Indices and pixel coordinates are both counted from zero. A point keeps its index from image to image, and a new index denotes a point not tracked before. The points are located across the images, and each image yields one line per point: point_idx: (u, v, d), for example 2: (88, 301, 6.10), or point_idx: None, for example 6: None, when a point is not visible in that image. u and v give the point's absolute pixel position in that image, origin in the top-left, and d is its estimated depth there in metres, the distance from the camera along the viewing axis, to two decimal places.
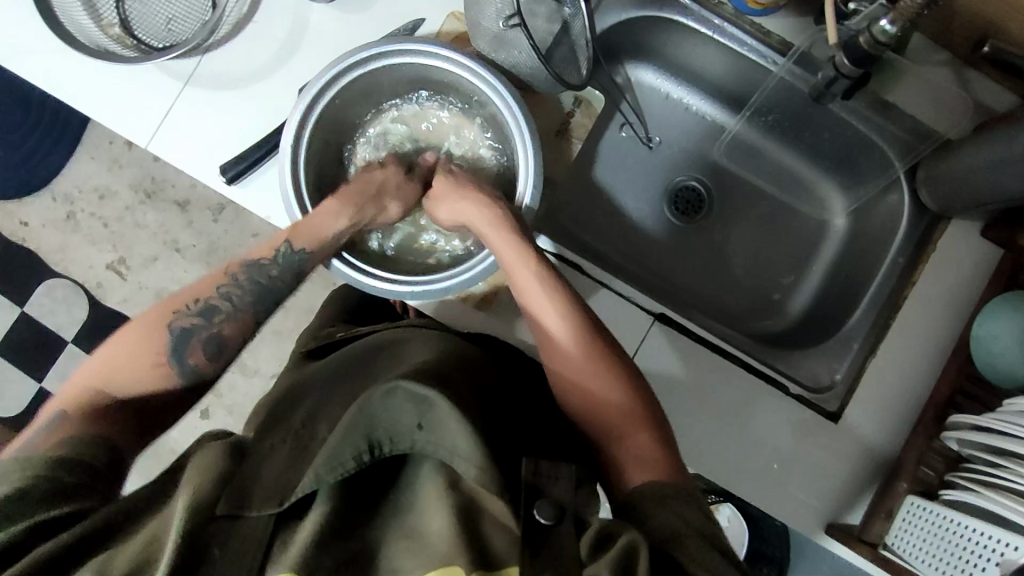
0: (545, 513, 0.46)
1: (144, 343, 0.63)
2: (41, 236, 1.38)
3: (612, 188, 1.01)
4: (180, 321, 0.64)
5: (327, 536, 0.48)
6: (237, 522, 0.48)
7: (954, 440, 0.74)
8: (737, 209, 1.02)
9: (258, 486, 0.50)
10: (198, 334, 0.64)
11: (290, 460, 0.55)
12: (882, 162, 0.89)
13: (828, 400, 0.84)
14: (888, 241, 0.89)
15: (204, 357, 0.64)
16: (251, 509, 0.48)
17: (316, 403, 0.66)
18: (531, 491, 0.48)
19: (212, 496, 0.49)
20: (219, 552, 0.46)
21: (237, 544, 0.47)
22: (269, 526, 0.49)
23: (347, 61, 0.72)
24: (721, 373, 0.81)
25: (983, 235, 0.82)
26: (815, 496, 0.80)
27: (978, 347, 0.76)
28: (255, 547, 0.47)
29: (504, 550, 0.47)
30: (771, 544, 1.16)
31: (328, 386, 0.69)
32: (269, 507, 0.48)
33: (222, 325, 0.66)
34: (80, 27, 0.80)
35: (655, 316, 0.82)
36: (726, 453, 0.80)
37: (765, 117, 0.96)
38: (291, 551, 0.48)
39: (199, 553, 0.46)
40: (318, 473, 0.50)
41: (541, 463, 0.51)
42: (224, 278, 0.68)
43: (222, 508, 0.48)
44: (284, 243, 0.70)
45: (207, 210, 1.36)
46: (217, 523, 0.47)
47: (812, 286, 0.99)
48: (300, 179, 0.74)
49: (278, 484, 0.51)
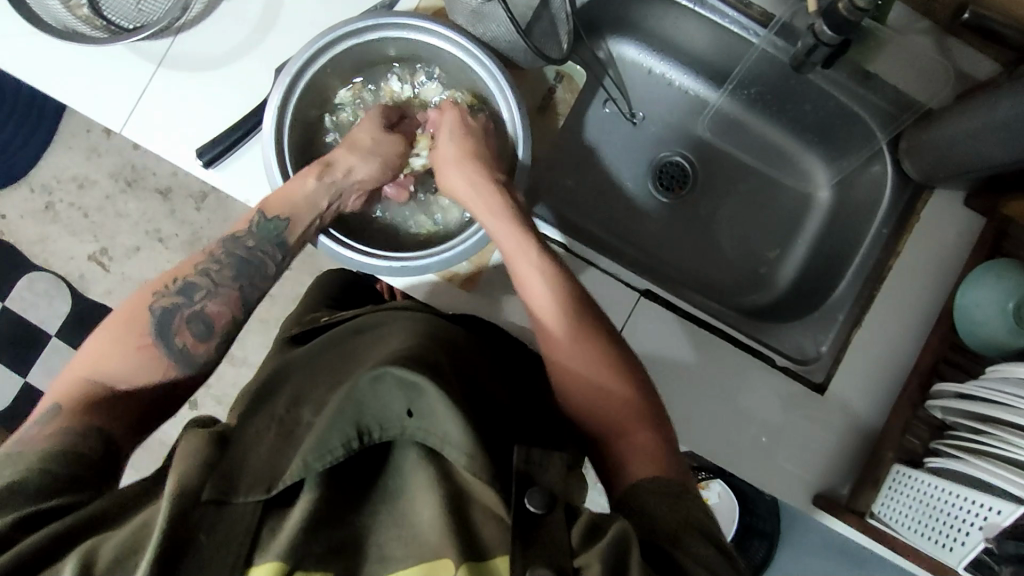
0: (535, 501, 0.46)
1: (129, 330, 0.62)
2: (19, 228, 1.35)
3: (599, 165, 1.00)
4: (160, 301, 0.64)
5: (315, 524, 0.48)
6: (224, 508, 0.48)
7: (938, 408, 0.75)
8: (721, 185, 1.02)
9: (243, 474, 0.50)
10: (182, 312, 0.64)
11: (275, 448, 0.55)
12: (865, 134, 0.89)
13: (814, 370, 0.84)
14: (872, 211, 0.89)
15: (193, 337, 0.64)
16: (238, 495, 0.49)
17: (301, 389, 0.66)
18: (522, 480, 0.48)
19: (198, 481, 0.48)
20: (205, 538, 0.45)
21: (226, 528, 0.47)
22: (257, 511, 0.48)
23: (339, 32, 0.71)
24: (706, 348, 0.82)
25: (967, 204, 0.83)
26: (802, 468, 0.81)
27: (960, 316, 0.77)
28: (241, 533, 0.47)
29: (495, 538, 0.47)
30: (760, 516, 1.18)
31: (312, 370, 0.69)
32: (256, 493, 0.49)
33: (206, 303, 0.65)
34: (47, 8, 0.78)
35: (642, 292, 0.82)
36: (713, 427, 0.81)
37: (749, 89, 0.96)
38: (278, 537, 0.47)
39: (183, 539, 0.45)
40: (307, 460, 0.50)
41: (533, 450, 0.50)
42: (206, 257, 0.68)
43: (208, 493, 0.48)
44: (257, 215, 0.70)
45: (189, 198, 1.34)
46: (203, 507, 0.47)
47: (798, 259, 0.99)
48: (282, 150, 0.73)
49: (265, 471, 0.51)
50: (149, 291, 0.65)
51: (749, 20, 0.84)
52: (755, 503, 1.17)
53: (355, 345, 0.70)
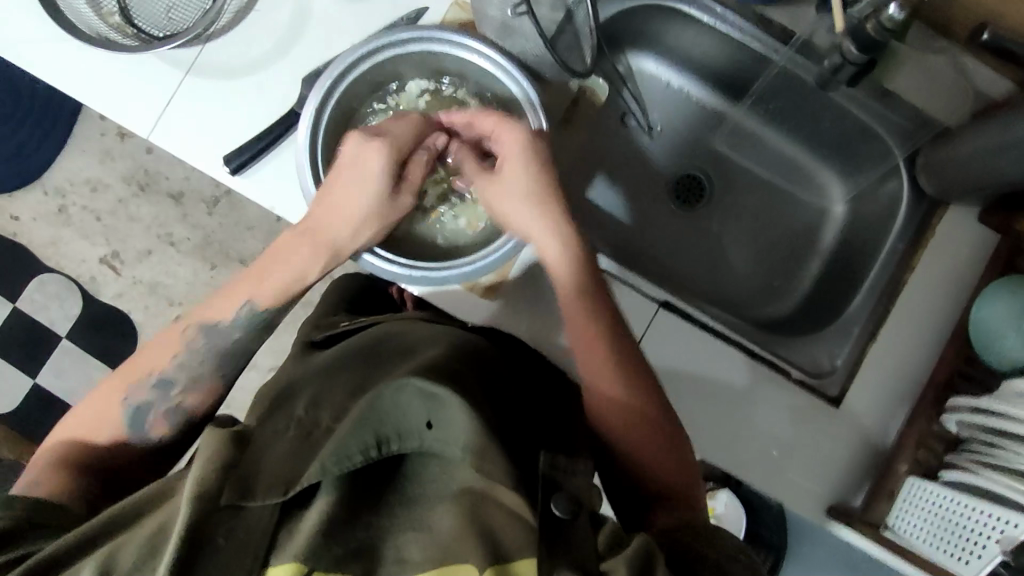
0: (561, 506, 0.47)
1: (109, 409, 0.64)
2: (31, 231, 1.36)
3: (616, 178, 1.01)
4: (136, 398, 0.65)
5: (332, 525, 0.47)
6: (241, 511, 0.47)
7: (954, 423, 0.77)
8: (736, 198, 1.03)
9: (260, 474, 0.50)
10: (158, 407, 0.65)
11: (293, 450, 0.55)
12: (882, 150, 0.90)
13: (829, 383, 0.85)
14: (887, 226, 0.90)
15: (168, 427, 0.65)
16: (255, 498, 0.48)
17: (319, 392, 0.66)
18: (550, 486, 0.49)
19: (216, 485, 0.48)
20: (223, 541, 0.45)
21: (243, 534, 0.46)
22: (274, 513, 0.48)
23: (376, 43, 0.71)
24: (723, 360, 0.83)
25: (982, 220, 0.84)
26: (816, 480, 0.81)
27: (976, 331, 0.78)
28: (260, 535, 0.46)
29: (519, 540, 0.44)
30: (769, 528, 1.19)
31: (327, 375, 0.70)
32: (273, 496, 0.48)
33: (186, 396, 0.66)
34: (79, 14, 0.79)
35: (660, 304, 0.83)
36: (730, 440, 0.81)
37: (766, 105, 0.96)
38: (297, 538, 0.46)
39: (200, 543, 0.45)
40: (324, 463, 0.50)
41: (559, 460, 0.52)
42: (180, 343, 0.67)
43: (226, 498, 0.48)
44: (246, 304, 0.68)
45: (202, 203, 1.35)
46: (221, 512, 0.47)
47: (811, 273, 1.00)
48: (317, 151, 0.71)
49: (282, 473, 0.50)
50: (126, 382, 0.65)
51: (769, 37, 0.86)
52: (763, 514, 1.19)
53: (377, 353, 0.70)
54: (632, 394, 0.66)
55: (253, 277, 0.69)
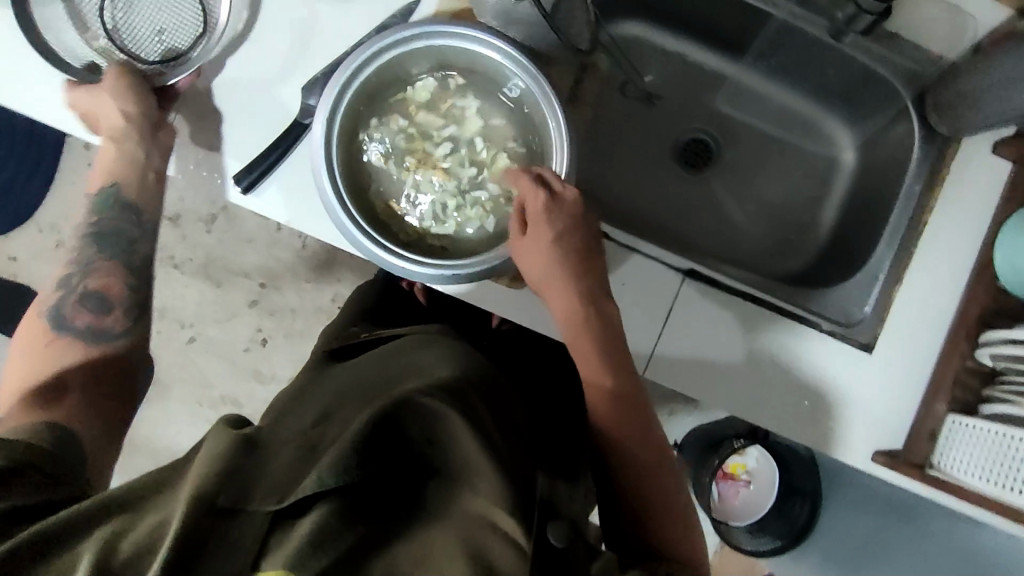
0: (558, 535, 0.48)
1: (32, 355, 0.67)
2: (32, 269, 1.34)
3: (621, 151, 1.00)
4: (58, 303, 0.69)
5: (326, 536, 0.45)
6: (237, 517, 0.44)
7: (988, 357, 0.79)
8: (743, 157, 1.03)
9: (261, 479, 0.47)
10: (68, 301, 0.69)
11: (296, 460, 0.53)
12: (887, 93, 0.89)
13: (860, 330, 0.84)
14: (901, 170, 0.88)
15: (89, 314, 0.69)
16: (252, 504, 0.45)
17: (332, 403, 0.67)
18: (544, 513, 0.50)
19: (218, 484, 0.44)
20: (214, 547, 0.42)
21: (234, 541, 0.43)
22: (266, 521, 0.45)
23: (381, 43, 0.68)
24: (754, 322, 0.83)
25: (996, 152, 0.84)
26: (856, 429, 0.82)
27: (1002, 265, 0.80)
28: (251, 542, 0.44)
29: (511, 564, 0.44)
30: (799, 475, 1.22)
31: (340, 387, 0.70)
32: (268, 504, 0.46)
33: (90, 279, 0.70)
34: (67, 44, 0.77)
35: (685, 273, 0.83)
36: (766, 399, 0.82)
37: (769, 59, 0.96)
38: (286, 547, 0.44)
39: (194, 547, 0.41)
40: (321, 475, 0.48)
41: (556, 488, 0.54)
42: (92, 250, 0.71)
43: (225, 501, 0.44)
44: None
45: (199, 221, 1.33)
46: (219, 516, 0.43)
47: (827, 222, 0.99)
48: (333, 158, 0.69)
49: (281, 480, 0.48)
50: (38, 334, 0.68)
51: None
52: (792, 462, 1.23)
53: (382, 367, 0.71)
54: (611, 414, 0.69)
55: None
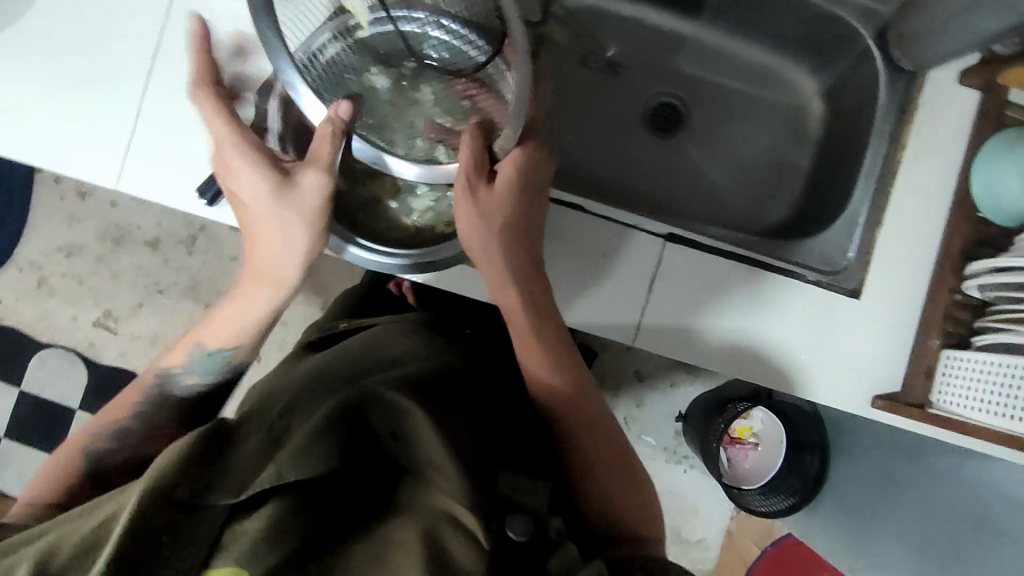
0: (517, 528, 0.43)
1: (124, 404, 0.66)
2: (18, 309, 1.33)
3: (588, 124, 1.00)
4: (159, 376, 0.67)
5: (278, 531, 0.43)
6: (194, 511, 0.43)
7: (977, 288, 0.78)
8: (713, 117, 1.02)
9: (222, 473, 0.47)
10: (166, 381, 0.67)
11: (260, 450, 0.52)
12: (847, 34, 0.88)
13: (846, 277, 0.83)
14: (868, 112, 0.88)
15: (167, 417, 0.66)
16: (208, 497, 0.44)
17: (299, 389, 0.64)
18: (503, 508, 0.45)
19: (173, 479, 0.44)
20: (168, 539, 0.41)
21: (189, 531, 0.42)
22: (223, 514, 0.44)
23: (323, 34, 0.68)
24: (739, 279, 0.82)
25: (962, 83, 0.83)
26: (853, 375, 0.82)
27: (981, 194, 0.79)
28: (207, 533, 0.43)
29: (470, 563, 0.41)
30: (805, 429, 1.19)
31: (309, 370, 0.68)
32: (226, 496, 0.45)
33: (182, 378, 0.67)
34: None
35: (665, 237, 0.82)
36: (761, 353, 0.82)
37: (725, 13, 0.95)
38: (240, 541, 0.42)
39: (145, 543, 0.41)
40: (281, 470, 0.47)
41: (519, 480, 0.48)
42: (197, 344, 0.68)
43: (181, 494, 0.44)
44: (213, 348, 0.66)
45: (179, 244, 1.32)
46: (172, 509, 0.43)
47: (801, 174, 0.98)
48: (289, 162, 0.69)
49: (241, 474, 0.47)
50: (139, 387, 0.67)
51: None
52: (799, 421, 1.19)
53: (353, 355, 0.69)
54: (563, 397, 0.69)
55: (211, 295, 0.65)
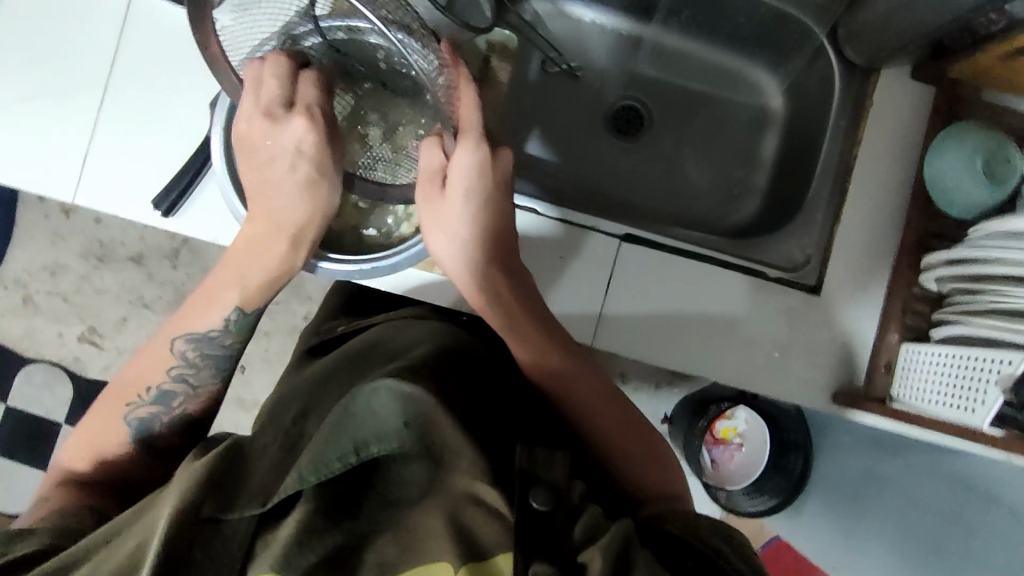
0: (539, 497, 0.41)
1: (109, 421, 0.66)
2: (4, 327, 1.35)
3: (553, 128, 1.00)
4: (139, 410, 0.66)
5: (306, 533, 0.45)
6: (222, 524, 0.46)
7: (933, 282, 0.77)
8: (677, 118, 1.02)
9: (243, 489, 0.49)
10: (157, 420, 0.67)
11: (276, 463, 0.54)
12: (801, 32, 0.88)
13: (805, 274, 0.84)
14: (826, 111, 0.89)
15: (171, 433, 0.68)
16: (232, 512, 0.47)
17: (309, 400, 0.66)
18: (522, 478, 0.42)
19: (198, 496, 0.47)
20: (201, 555, 0.44)
21: (219, 547, 0.45)
22: (251, 524, 0.47)
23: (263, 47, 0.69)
24: (700, 278, 0.82)
25: (915, 77, 0.83)
26: (816, 372, 0.82)
27: (933, 186, 0.79)
28: (234, 547, 0.46)
29: (493, 536, 0.42)
30: (788, 429, 1.11)
31: (319, 383, 0.69)
32: (251, 508, 0.47)
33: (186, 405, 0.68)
34: None
35: (621, 238, 0.82)
36: (728, 352, 0.82)
37: (679, 15, 0.96)
38: (270, 548, 0.45)
39: (179, 558, 0.44)
40: (301, 474, 0.48)
41: (535, 451, 0.44)
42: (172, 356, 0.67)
43: (207, 510, 0.47)
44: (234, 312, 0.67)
45: (162, 258, 1.33)
46: (202, 524, 0.46)
47: (766, 173, 0.99)
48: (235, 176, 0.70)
49: (262, 487, 0.50)
50: (119, 400, 0.66)
51: None
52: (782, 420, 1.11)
53: (363, 354, 0.70)
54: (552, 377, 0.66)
55: (230, 277, 0.68)
